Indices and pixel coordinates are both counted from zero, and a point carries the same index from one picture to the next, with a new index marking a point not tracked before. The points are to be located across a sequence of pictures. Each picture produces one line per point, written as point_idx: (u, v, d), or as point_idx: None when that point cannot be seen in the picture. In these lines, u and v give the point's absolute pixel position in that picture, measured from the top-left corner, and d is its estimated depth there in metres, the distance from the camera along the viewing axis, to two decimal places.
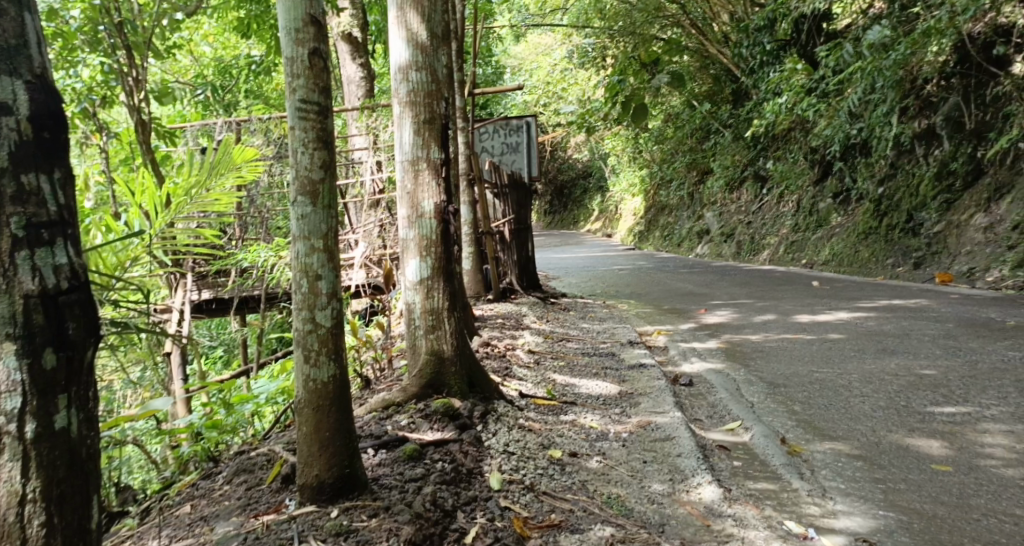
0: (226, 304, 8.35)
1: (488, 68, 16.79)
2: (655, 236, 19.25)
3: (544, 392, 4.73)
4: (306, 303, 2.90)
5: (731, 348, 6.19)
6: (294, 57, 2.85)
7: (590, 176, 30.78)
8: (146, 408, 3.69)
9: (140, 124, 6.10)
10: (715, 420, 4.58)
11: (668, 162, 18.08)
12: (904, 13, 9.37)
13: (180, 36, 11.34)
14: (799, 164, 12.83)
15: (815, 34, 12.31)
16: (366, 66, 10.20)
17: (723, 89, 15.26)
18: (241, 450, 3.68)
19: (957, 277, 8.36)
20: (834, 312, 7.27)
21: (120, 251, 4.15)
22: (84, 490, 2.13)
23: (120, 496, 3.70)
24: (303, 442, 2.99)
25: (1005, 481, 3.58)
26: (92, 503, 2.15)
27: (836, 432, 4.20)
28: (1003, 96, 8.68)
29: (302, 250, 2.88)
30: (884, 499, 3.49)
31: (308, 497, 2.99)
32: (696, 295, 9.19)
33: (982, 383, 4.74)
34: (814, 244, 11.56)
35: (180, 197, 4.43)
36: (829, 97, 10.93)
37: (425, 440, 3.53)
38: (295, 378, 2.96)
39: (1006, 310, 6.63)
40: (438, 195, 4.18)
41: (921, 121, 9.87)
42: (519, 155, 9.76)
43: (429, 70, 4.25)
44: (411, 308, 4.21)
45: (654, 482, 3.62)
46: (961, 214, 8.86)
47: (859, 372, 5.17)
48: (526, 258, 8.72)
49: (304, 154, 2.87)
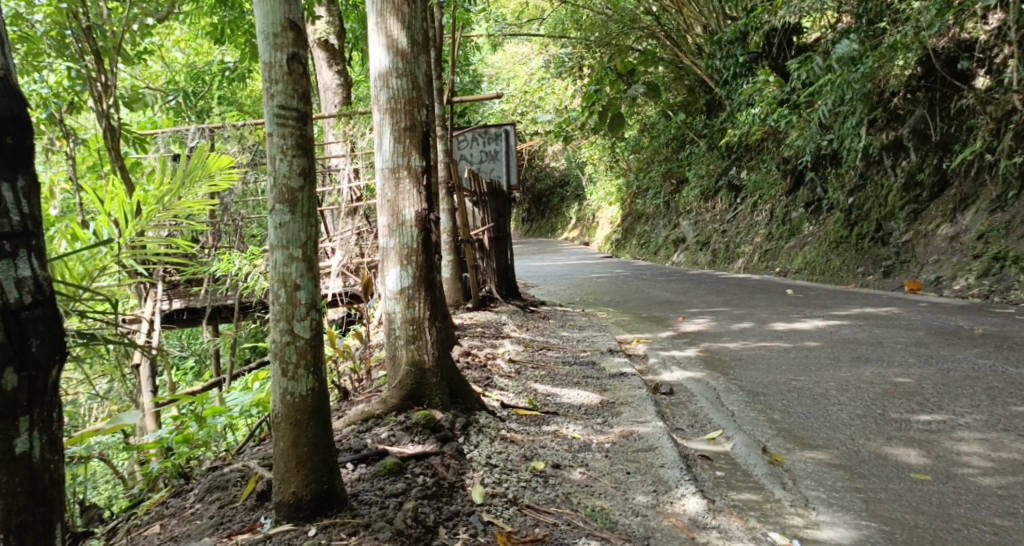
0: (198, 314, 8.19)
1: (465, 76, 16.73)
2: (632, 244, 19.28)
3: (525, 402, 4.67)
4: (284, 314, 2.82)
5: (709, 356, 6.18)
6: (271, 63, 2.78)
7: (567, 184, 30.83)
8: (113, 423, 3.58)
9: (108, 130, 5.98)
10: (696, 430, 4.55)
11: (644, 170, 18.14)
12: (871, 27, 9.56)
13: (150, 41, 11.16)
14: (772, 173, 12.91)
15: (786, 47, 12.49)
16: (343, 73, 10.12)
17: (698, 100, 15.19)
18: (213, 467, 3.58)
19: (925, 285, 8.44)
20: (809, 320, 7.30)
21: (87, 260, 4.09)
22: (47, 518, 2.18)
23: (85, 516, 3.56)
24: (280, 458, 2.90)
25: (983, 491, 3.57)
26: (55, 529, 2.20)
27: (816, 441, 4.19)
28: (966, 109, 8.80)
29: (280, 259, 2.81)
30: (865, 509, 3.47)
31: (285, 515, 2.91)
32: (673, 303, 9.19)
33: (955, 391, 4.76)
34: (787, 252, 11.62)
35: (151, 206, 4.36)
36: (801, 108, 11.03)
37: (406, 453, 3.46)
38: (271, 392, 2.88)
39: (975, 318, 6.68)
40: (419, 203, 4.11)
41: (889, 133, 9.95)
42: (498, 163, 9.77)
43: (409, 77, 4.19)
44: (391, 317, 4.15)
45: (638, 493, 3.57)
46: (928, 224, 8.95)
47: (836, 380, 5.17)
48: (506, 266, 8.67)
49: (282, 162, 2.80)
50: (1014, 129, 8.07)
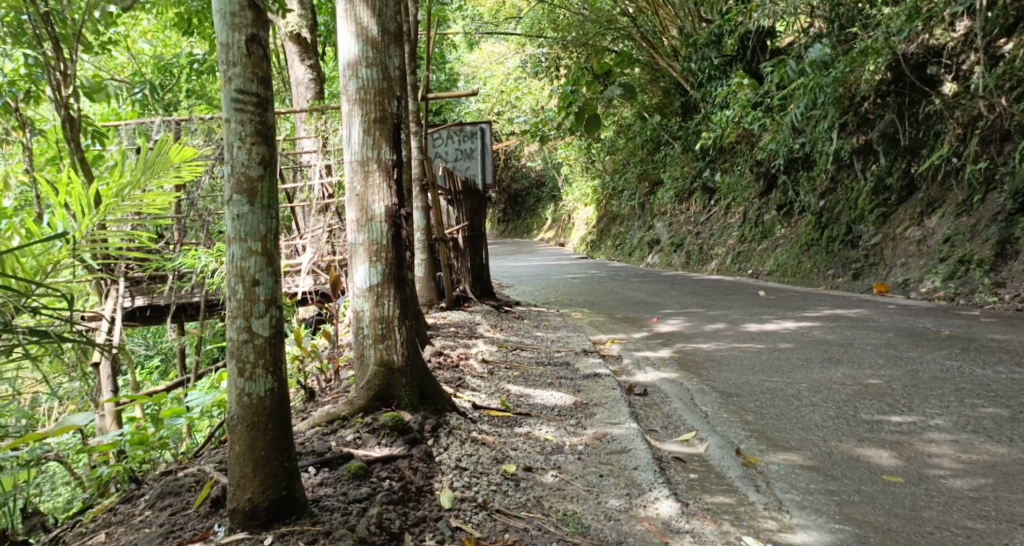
0: (162, 310, 8.00)
1: (442, 73, 16.55)
2: (607, 245, 19.23)
3: (497, 403, 4.57)
4: (242, 311, 2.70)
5: (683, 357, 6.11)
6: (229, 44, 2.66)
7: (543, 184, 30.74)
8: (61, 425, 3.47)
9: (67, 120, 5.81)
10: (670, 431, 4.47)
11: (620, 172, 18.11)
12: (843, 32, 9.59)
13: (116, 30, 10.89)
14: (745, 176, 12.91)
15: (759, 50, 12.52)
16: (315, 68, 9.95)
17: (672, 102, 15.31)
18: (166, 471, 3.42)
19: (893, 288, 8.45)
20: (781, 322, 7.26)
21: (41, 254, 4.02)
22: None
23: (26, 523, 3.40)
24: (235, 462, 2.77)
25: (955, 493, 3.52)
26: None
27: (789, 442, 4.13)
28: (934, 114, 8.87)
29: (237, 252, 2.68)
30: (839, 511, 3.41)
31: (240, 522, 2.78)
32: (647, 304, 9.12)
33: (926, 392, 4.73)
34: (759, 254, 11.62)
35: (109, 199, 4.20)
36: (774, 112, 11.06)
37: (372, 456, 3.34)
38: (227, 393, 2.75)
39: (942, 320, 6.69)
40: (389, 198, 3.99)
41: (859, 137, 9.93)
42: (474, 161, 9.67)
43: (379, 66, 4.08)
44: (359, 315, 4.02)
45: (610, 497, 3.48)
46: (896, 227, 8.96)
47: (808, 381, 5.13)
48: (480, 266, 8.53)
49: (241, 149, 2.67)
50: (980, 135, 8.14)
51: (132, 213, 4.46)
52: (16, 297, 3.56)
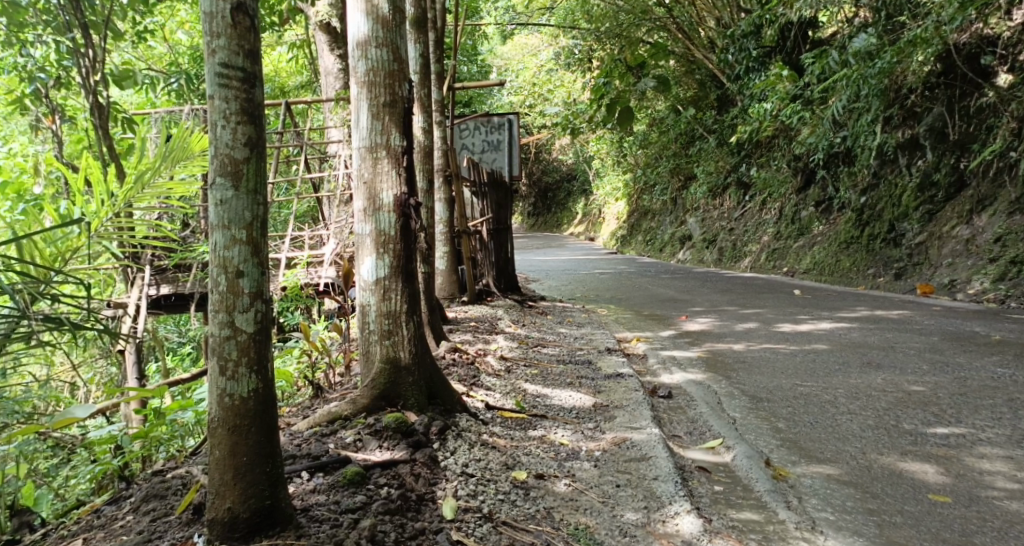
0: (186, 300, 7.85)
1: (474, 67, 16.24)
2: (638, 240, 18.93)
3: (512, 404, 4.37)
4: (224, 304, 2.55)
5: (712, 357, 5.84)
6: (214, 13, 2.52)
7: (575, 178, 30.44)
8: (61, 418, 3.28)
9: (96, 108, 5.64)
10: (694, 438, 4.23)
11: (652, 165, 17.78)
12: (890, 21, 9.11)
13: (151, 20, 10.82)
14: (782, 171, 12.48)
15: (801, 41, 12.09)
16: (344, 58, 9.77)
17: (708, 95, 14.96)
18: (158, 471, 3.30)
19: (938, 289, 8.11)
20: (817, 322, 6.94)
21: (59, 240, 3.88)
22: None
23: (14, 521, 3.30)
24: (215, 468, 2.63)
25: (1009, 517, 3.24)
26: None
27: (823, 454, 3.86)
28: (987, 107, 8.43)
29: (220, 240, 2.54)
30: (880, 535, 3.15)
31: (218, 534, 2.63)
32: (678, 301, 8.85)
33: (975, 402, 4.42)
34: (796, 252, 11.27)
35: (129, 185, 3.95)
36: (814, 104, 10.65)
37: (371, 461, 3.17)
38: (208, 393, 2.61)
39: (992, 324, 6.34)
40: (397, 186, 3.82)
41: (905, 130, 9.53)
42: (500, 153, 9.46)
43: (390, 47, 3.88)
44: (365, 309, 3.84)
45: (627, 510, 3.26)
46: (942, 226, 8.59)
47: (845, 387, 4.84)
48: (504, 259, 8.28)
49: (224, 129, 2.53)
50: None
51: (159, 200, 4.27)
52: (35, 285, 3.37)
